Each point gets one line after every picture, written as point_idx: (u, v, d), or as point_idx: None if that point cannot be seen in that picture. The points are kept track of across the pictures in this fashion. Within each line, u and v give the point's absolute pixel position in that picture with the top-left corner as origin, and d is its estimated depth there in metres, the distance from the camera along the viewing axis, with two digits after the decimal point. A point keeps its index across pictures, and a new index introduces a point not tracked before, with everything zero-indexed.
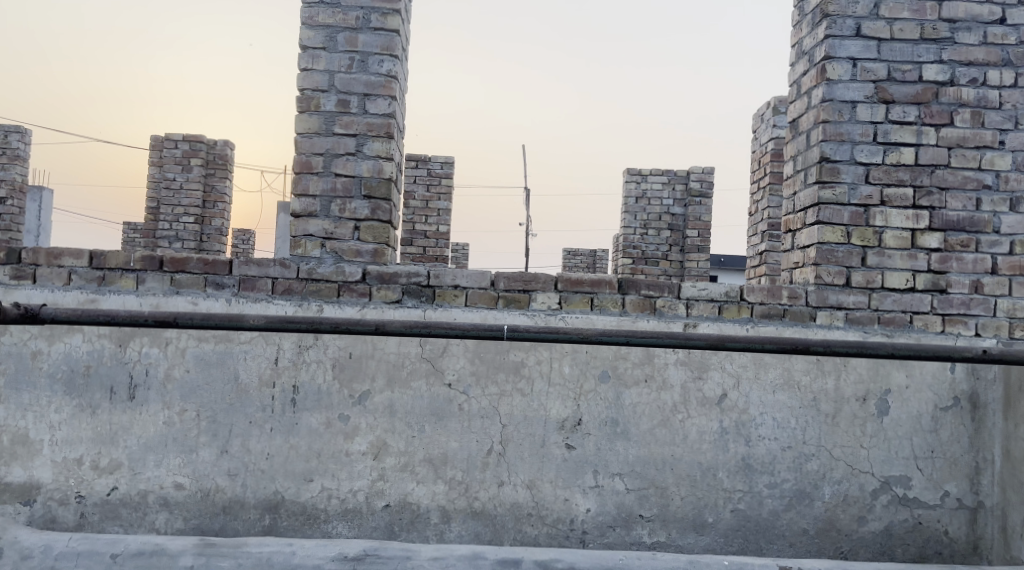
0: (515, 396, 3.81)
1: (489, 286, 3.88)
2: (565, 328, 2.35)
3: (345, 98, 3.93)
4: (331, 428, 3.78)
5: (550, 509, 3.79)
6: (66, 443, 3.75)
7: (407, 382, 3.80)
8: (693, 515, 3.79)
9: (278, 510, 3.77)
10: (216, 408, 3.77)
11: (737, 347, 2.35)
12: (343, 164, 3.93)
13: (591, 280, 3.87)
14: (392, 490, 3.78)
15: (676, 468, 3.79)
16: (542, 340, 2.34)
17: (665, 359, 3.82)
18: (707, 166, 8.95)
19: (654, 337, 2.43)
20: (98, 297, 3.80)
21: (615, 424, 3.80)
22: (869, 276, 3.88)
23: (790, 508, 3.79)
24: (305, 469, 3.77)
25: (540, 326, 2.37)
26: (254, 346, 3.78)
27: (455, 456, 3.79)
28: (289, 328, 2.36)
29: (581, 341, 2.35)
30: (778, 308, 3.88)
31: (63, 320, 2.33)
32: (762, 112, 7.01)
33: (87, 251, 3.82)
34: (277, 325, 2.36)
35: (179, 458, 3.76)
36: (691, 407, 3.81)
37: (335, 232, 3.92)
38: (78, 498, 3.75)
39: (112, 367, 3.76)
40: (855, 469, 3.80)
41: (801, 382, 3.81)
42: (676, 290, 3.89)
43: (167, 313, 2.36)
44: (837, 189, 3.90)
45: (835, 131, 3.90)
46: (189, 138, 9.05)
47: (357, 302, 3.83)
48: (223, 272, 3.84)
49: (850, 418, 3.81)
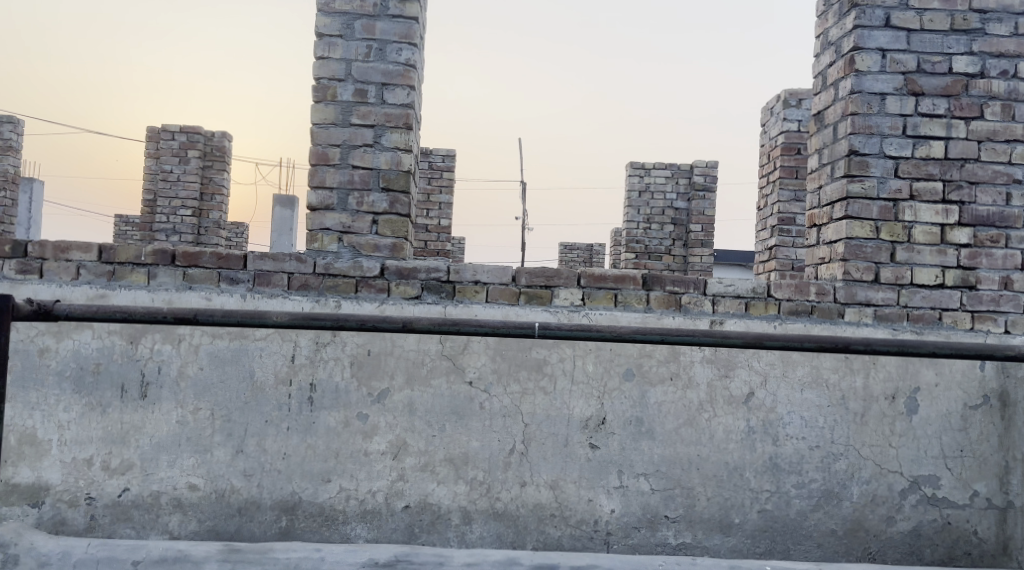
0: (538, 394, 3.72)
1: (510, 282, 3.79)
2: (598, 326, 2.27)
3: (362, 88, 3.83)
4: (350, 427, 3.69)
5: (573, 510, 3.70)
6: (76, 443, 3.64)
7: (427, 380, 3.70)
8: (720, 515, 3.71)
9: (294, 512, 3.67)
10: (231, 407, 3.66)
11: (775, 346, 2.27)
12: (360, 156, 3.82)
13: (614, 276, 3.79)
14: (412, 491, 3.69)
15: (702, 468, 3.71)
16: (575, 339, 2.26)
17: (691, 357, 3.74)
18: (711, 160, 8.85)
19: (688, 335, 2.30)
20: (108, 292, 3.69)
21: (640, 424, 3.72)
22: (898, 272, 3.81)
23: (818, 508, 3.72)
24: (322, 469, 3.67)
25: (571, 324, 2.29)
26: (270, 344, 3.68)
27: (476, 456, 3.70)
28: (313, 326, 2.25)
29: (613, 339, 2.28)
30: (806, 304, 3.80)
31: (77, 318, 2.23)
32: (772, 105, 6.94)
33: (96, 245, 3.71)
34: (299, 322, 2.25)
35: (192, 458, 3.65)
36: (717, 406, 3.73)
37: (352, 226, 3.81)
38: (89, 500, 3.64)
39: (123, 364, 3.65)
40: (884, 468, 3.73)
41: (830, 380, 3.74)
42: (701, 286, 3.81)
43: (186, 310, 2.26)
44: (866, 183, 3.82)
45: (864, 123, 3.83)
46: (188, 130, 8.89)
47: (376, 297, 3.73)
48: (237, 266, 3.74)
49: (878, 417, 3.74)
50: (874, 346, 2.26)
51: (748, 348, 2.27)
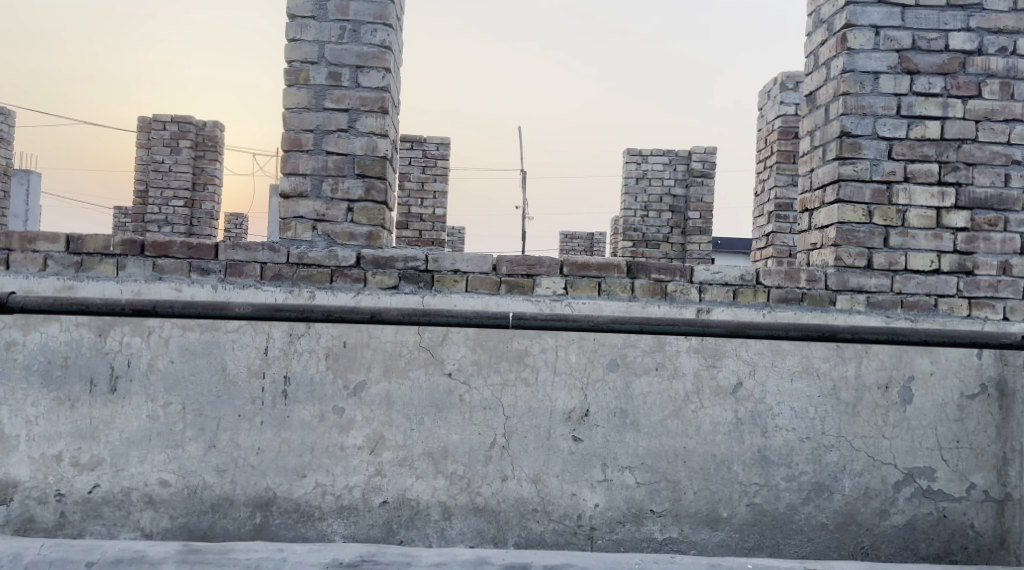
0: (519, 386, 3.61)
1: (491, 271, 3.67)
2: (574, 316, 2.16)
3: (336, 71, 3.71)
4: (325, 421, 3.58)
5: (556, 505, 3.59)
6: (44, 439, 3.54)
7: (405, 372, 3.60)
8: (707, 509, 3.60)
9: (269, 508, 3.56)
10: (203, 400, 3.56)
11: (757, 334, 2.16)
12: (335, 142, 3.70)
13: (598, 264, 3.67)
14: (389, 486, 3.58)
15: (688, 461, 3.60)
16: (551, 329, 2.15)
17: (677, 347, 3.62)
18: (709, 146, 8.71)
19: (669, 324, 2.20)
20: (75, 284, 3.58)
21: (624, 415, 3.61)
22: (892, 257, 3.68)
23: (808, 502, 3.60)
24: (297, 464, 3.57)
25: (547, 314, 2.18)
26: (242, 335, 3.57)
27: (456, 449, 3.59)
28: (278, 317, 2.16)
29: (591, 329, 2.17)
30: (797, 291, 3.67)
31: (31, 310, 2.12)
32: (768, 88, 6.80)
33: (64, 235, 3.60)
34: (263, 315, 2.17)
35: (164, 453, 3.55)
36: (705, 397, 3.61)
37: (327, 215, 3.70)
38: (58, 497, 3.54)
39: (92, 357, 3.55)
40: (877, 460, 3.61)
41: (821, 369, 3.62)
42: (688, 274, 3.68)
43: (145, 300, 2.16)
44: (858, 165, 3.69)
45: (856, 103, 3.69)
46: (178, 120, 8.78)
47: (351, 288, 3.62)
48: (209, 256, 3.63)
49: (871, 407, 3.61)
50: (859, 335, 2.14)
51: (730, 338, 2.17)
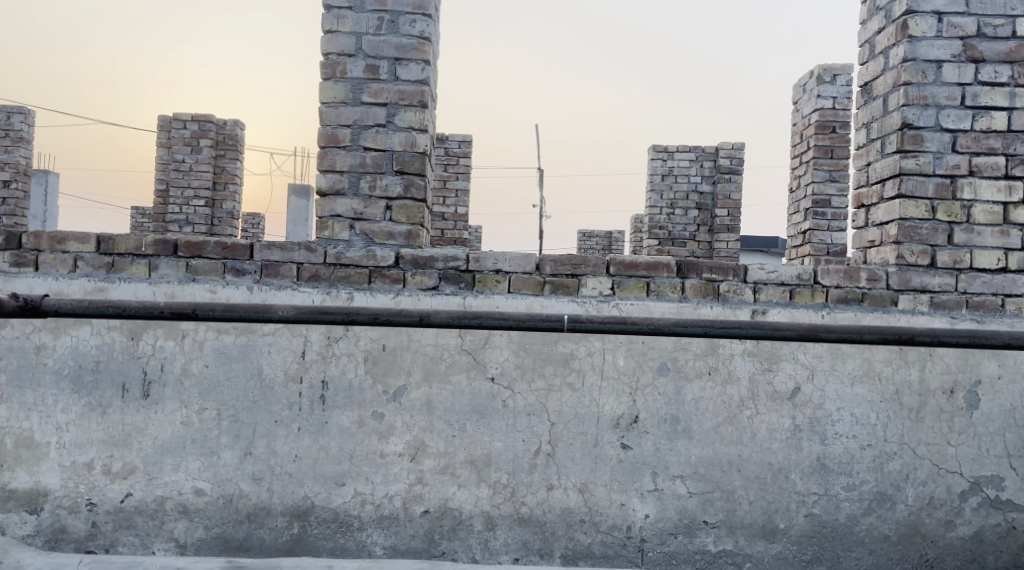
0: (565, 391, 3.46)
1: (534, 271, 3.53)
2: (634, 318, 1.97)
3: (374, 63, 3.57)
4: (365, 428, 3.44)
5: (604, 515, 3.45)
6: (75, 446, 3.42)
7: (446, 376, 3.46)
8: (763, 520, 3.44)
9: (307, 518, 3.43)
10: (238, 406, 3.43)
11: (834, 337, 1.96)
12: (373, 137, 3.57)
13: (646, 263, 3.52)
14: (431, 495, 3.44)
15: (743, 470, 3.44)
16: (610, 333, 1.95)
17: (730, 350, 3.47)
18: (736, 142, 8.53)
19: (733, 328, 1.98)
20: (107, 286, 3.46)
21: (676, 422, 3.45)
22: (956, 255, 3.51)
23: (870, 512, 3.44)
24: (336, 472, 3.43)
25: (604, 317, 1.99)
26: (279, 339, 3.45)
27: (500, 457, 3.45)
28: (321, 320, 1.98)
29: (652, 333, 1.98)
30: (856, 291, 3.51)
31: (67, 313, 1.96)
32: (803, 81, 6.66)
33: (94, 235, 3.49)
34: (306, 317, 1.98)
35: (198, 461, 3.43)
36: (760, 403, 3.45)
37: (365, 213, 3.56)
38: (89, 507, 3.42)
39: (124, 362, 3.43)
40: (942, 468, 3.44)
41: (882, 373, 3.45)
42: (741, 273, 3.53)
43: (185, 304, 2.02)
44: (921, 159, 3.52)
45: (918, 93, 3.52)
46: (199, 119, 8.68)
47: (391, 289, 3.48)
48: (243, 256, 3.50)
49: (936, 412, 3.44)
50: (945, 337, 1.96)
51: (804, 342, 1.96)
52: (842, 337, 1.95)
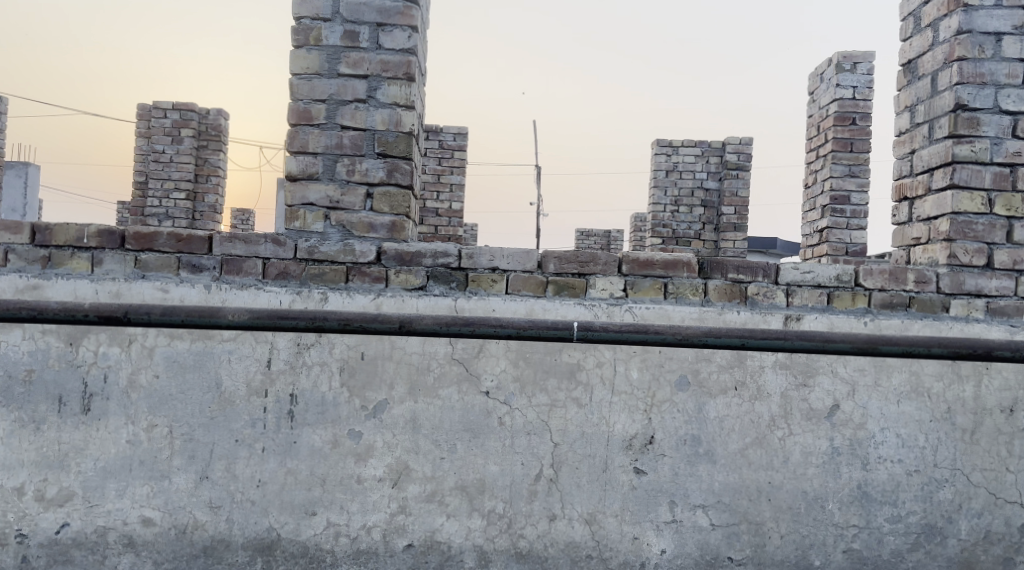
0: (570, 407, 3.02)
1: (536, 269, 3.08)
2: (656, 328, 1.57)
3: (352, 29, 3.12)
4: (339, 449, 2.99)
5: (614, 550, 3.00)
6: (4, 468, 2.95)
7: (434, 390, 3.01)
8: (796, 557, 3.00)
9: (272, 552, 2.97)
10: (193, 423, 2.98)
11: (899, 350, 1.55)
12: (351, 114, 3.12)
13: (664, 261, 3.08)
14: (415, 526, 2.99)
15: (774, 499, 3.00)
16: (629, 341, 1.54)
17: (760, 362, 3.04)
18: (745, 136, 8.08)
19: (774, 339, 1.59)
20: (41, 283, 2.98)
21: (697, 444, 3.02)
22: (1016, 254, 3.08)
23: (916, 547, 3.02)
24: (305, 500, 2.98)
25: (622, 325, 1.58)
26: (240, 346, 3.00)
27: (494, 483, 3.00)
28: (282, 326, 1.55)
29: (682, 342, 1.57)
30: (902, 295, 3.08)
31: None
32: (820, 70, 6.19)
33: (28, 225, 3.01)
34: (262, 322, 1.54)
35: (146, 486, 2.96)
36: (794, 422, 3.02)
37: (341, 201, 3.10)
38: (20, 539, 2.94)
39: (61, 372, 2.96)
40: (999, 498, 3.03)
41: (932, 389, 3.04)
42: (772, 273, 3.09)
43: (112, 305, 1.56)
44: (977, 145, 3.09)
45: (974, 70, 3.09)
46: (179, 107, 8.18)
47: (371, 288, 3.03)
48: (201, 250, 3.03)
49: (992, 434, 3.04)
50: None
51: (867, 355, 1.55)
52: (909, 349, 1.55)
